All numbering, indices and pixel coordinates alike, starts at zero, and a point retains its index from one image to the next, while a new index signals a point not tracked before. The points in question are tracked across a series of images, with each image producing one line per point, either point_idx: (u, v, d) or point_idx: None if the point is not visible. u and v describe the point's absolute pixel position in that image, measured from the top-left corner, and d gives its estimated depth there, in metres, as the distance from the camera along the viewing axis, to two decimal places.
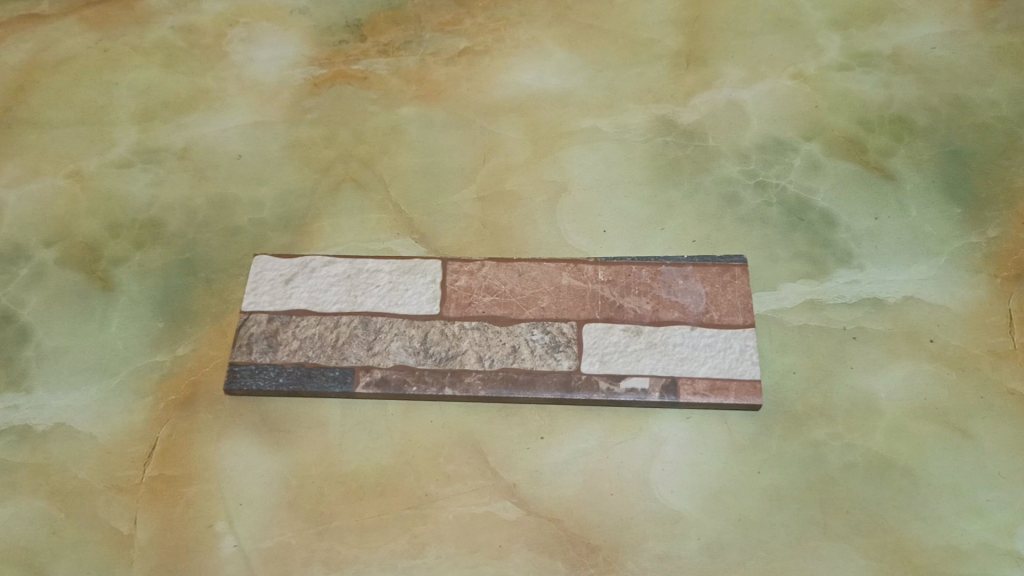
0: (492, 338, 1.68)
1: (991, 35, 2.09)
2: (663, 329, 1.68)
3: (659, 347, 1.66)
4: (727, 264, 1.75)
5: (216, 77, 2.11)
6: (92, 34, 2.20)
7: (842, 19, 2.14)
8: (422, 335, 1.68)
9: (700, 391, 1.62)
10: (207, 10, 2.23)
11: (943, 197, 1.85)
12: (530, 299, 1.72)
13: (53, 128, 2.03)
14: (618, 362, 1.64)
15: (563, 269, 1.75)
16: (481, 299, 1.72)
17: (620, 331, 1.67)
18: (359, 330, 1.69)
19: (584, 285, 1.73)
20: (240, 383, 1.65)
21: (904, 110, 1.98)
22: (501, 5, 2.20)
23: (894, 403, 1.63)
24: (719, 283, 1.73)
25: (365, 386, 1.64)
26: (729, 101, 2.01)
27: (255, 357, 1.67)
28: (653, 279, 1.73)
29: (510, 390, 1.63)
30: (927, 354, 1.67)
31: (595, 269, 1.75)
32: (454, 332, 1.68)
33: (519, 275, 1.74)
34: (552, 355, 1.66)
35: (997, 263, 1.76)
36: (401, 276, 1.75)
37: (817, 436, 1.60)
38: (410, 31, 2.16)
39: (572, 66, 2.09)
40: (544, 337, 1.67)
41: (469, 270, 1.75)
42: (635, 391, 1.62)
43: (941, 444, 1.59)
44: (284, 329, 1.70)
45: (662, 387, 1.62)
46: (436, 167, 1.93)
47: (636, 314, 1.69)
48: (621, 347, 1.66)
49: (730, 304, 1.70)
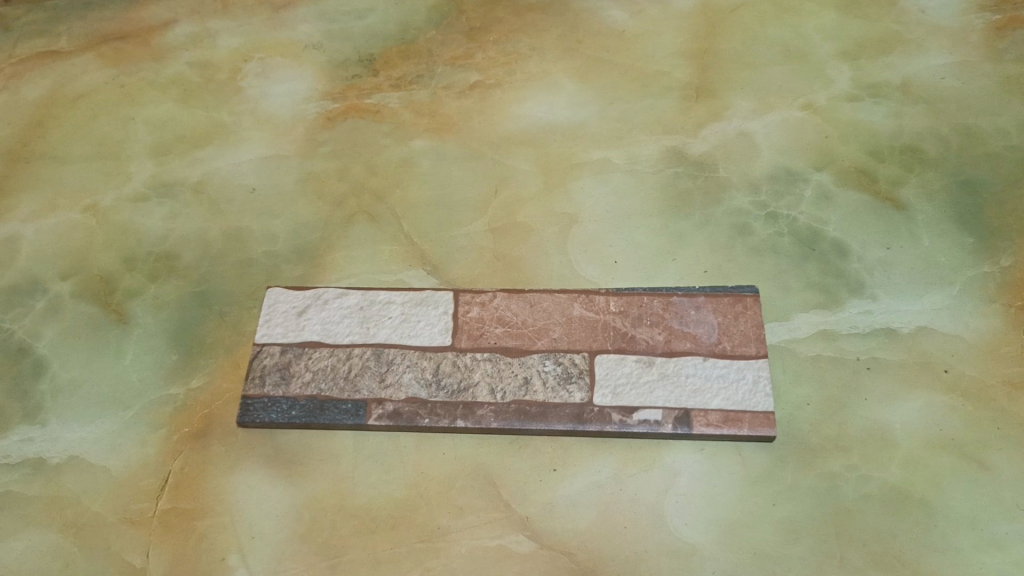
0: (504, 369, 1.68)
1: (1000, 64, 2.09)
2: (676, 359, 1.67)
3: (672, 378, 1.65)
4: (739, 295, 1.75)
5: (231, 112, 2.13)
6: (109, 70, 2.23)
7: (851, 50, 2.15)
8: (434, 366, 1.68)
9: (713, 422, 1.61)
10: (223, 46, 2.26)
11: (955, 226, 1.85)
12: (543, 330, 1.72)
13: (71, 163, 2.06)
14: (631, 394, 1.64)
15: (574, 300, 1.75)
16: (493, 330, 1.72)
17: (633, 362, 1.67)
18: (371, 362, 1.69)
19: (596, 316, 1.73)
20: (252, 416, 1.65)
21: (914, 140, 1.99)
22: (512, 40, 2.23)
23: (909, 433, 1.62)
24: (731, 313, 1.72)
25: (378, 418, 1.64)
26: (738, 132, 2.02)
27: (268, 390, 1.68)
28: (665, 309, 1.73)
29: (523, 422, 1.62)
30: (942, 385, 1.66)
31: (607, 300, 1.75)
32: (466, 364, 1.68)
33: (531, 306, 1.75)
34: (564, 387, 1.65)
35: (1011, 292, 1.75)
36: (414, 307, 1.76)
37: (833, 468, 1.59)
38: (422, 65, 2.19)
39: (582, 98, 2.11)
40: (556, 368, 1.67)
41: (481, 301, 1.76)
42: (648, 423, 1.61)
43: (958, 475, 1.57)
44: (297, 361, 1.70)
45: (675, 418, 1.61)
46: (447, 200, 1.95)
47: (649, 345, 1.69)
48: (633, 378, 1.65)
49: (742, 335, 1.70)
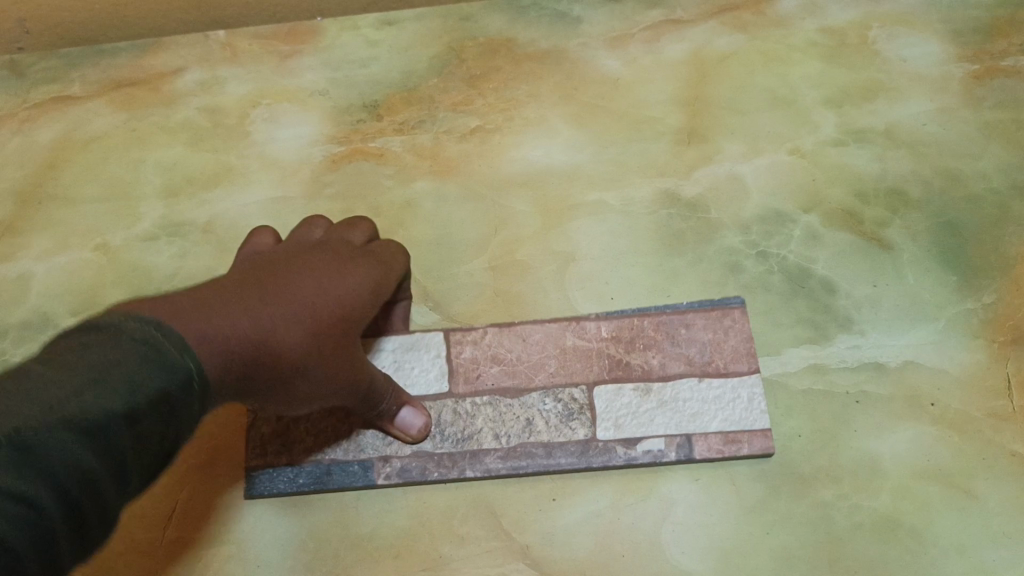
0: (505, 412, 1.73)
1: (980, 111, 2.17)
2: (672, 384, 1.73)
3: (669, 405, 1.72)
4: (727, 307, 1.82)
5: (239, 155, 2.21)
6: (121, 115, 2.30)
7: (836, 97, 2.23)
8: (436, 415, 1.73)
9: (715, 447, 1.67)
10: (230, 92, 2.33)
11: (939, 265, 1.92)
12: (539, 365, 1.77)
13: (83, 204, 2.14)
14: (632, 426, 1.70)
15: (565, 329, 1.80)
16: (489, 371, 1.76)
17: (631, 392, 1.73)
18: None
19: (588, 345, 1.78)
20: (259, 492, 1.67)
21: (898, 182, 2.06)
22: (510, 86, 2.30)
23: (897, 463, 1.66)
24: (720, 329, 1.79)
25: (387, 477, 1.67)
26: (729, 174, 2.09)
27: (270, 459, 1.69)
28: (656, 330, 1.79)
29: (531, 466, 1.67)
30: (928, 417, 1.71)
31: (598, 327, 1.80)
32: (467, 410, 1.73)
33: (524, 341, 1.80)
34: (567, 424, 1.71)
35: (994, 328, 1.81)
36: (406, 353, 1.78)
37: (826, 497, 1.64)
38: (423, 111, 2.26)
39: (578, 142, 2.18)
40: (556, 405, 1.73)
41: (472, 339, 1.80)
42: (652, 453, 1.67)
43: (947, 505, 1.62)
44: (294, 426, 1.72)
45: (677, 445, 1.68)
46: (449, 239, 2.03)
47: (643, 369, 1.75)
48: (633, 408, 1.72)
49: (734, 350, 1.76)
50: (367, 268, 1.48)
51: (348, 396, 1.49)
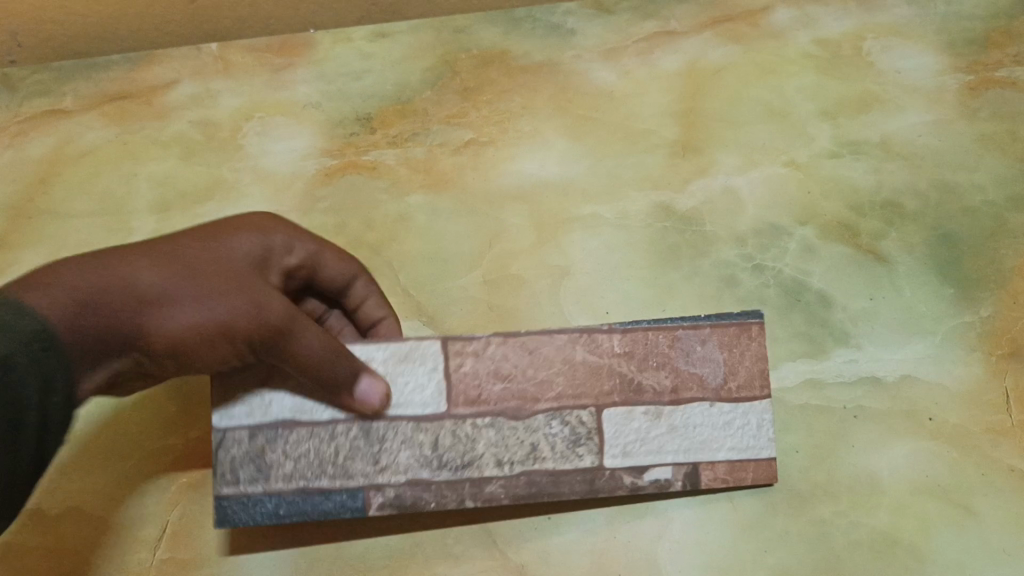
0: (508, 436, 1.66)
1: (976, 122, 2.16)
2: (682, 408, 1.68)
3: (680, 430, 1.68)
4: (745, 323, 1.69)
5: (232, 168, 2.20)
6: (113, 128, 2.28)
7: (831, 108, 2.22)
8: (433, 440, 1.65)
9: (721, 477, 1.68)
10: (224, 105, 2.30)
11: (935, 278, 1.91)
12: (545, 382, 1.66)
13: (74, 219, 2.16)
14: (640, 451, 1.67)
15: (575, 342, 1.68)
16: (492, 388, 1.66)
17: (641, 415, 1.68)
18: (359, 441, 1.64)
19: (599, 360, 1.67)
20: (235, 521, 1.62)
21: (893, 194, 2.06)
22: (505, 98, 2.28)
23: (897, 479, 1.68)
24: (738, 348, 1.69)
25: (379, 506, 1.65)
26: (724, 187, 2.08)
27: (246, 488, 1.62)
28: (671, 346, 1.70)
29: (535, 495, 1.65)
30: (926, 432, 1.72)
31: (610, 339, 1.67)
32: (466, 433, 1.66)
33: (530, 354, 1.66)
34: (574, 451, 1.66)
35: (991, 341, 1.81)
36: (399, 366, 1.64)
37: (822, 513, 1.67)
38: (417, 123, 2.25)
39: (573, 154, 2.17)
40: (564, 428, 1.66)
41: (473, 351, 1.66)
42: (658, 483, 1.67)
43: (945, 521, 1.65)
44: (271, 449, 1.63)
45: (684, 474, 1.67)
46: (443, 252, 2.05)
47: (654, 392, 1.67)
48: (642, 434, 1.67)
49: (747, 373, 1.69)
50: (255, 241, 1.67)
51: (255, 322, 1.49)
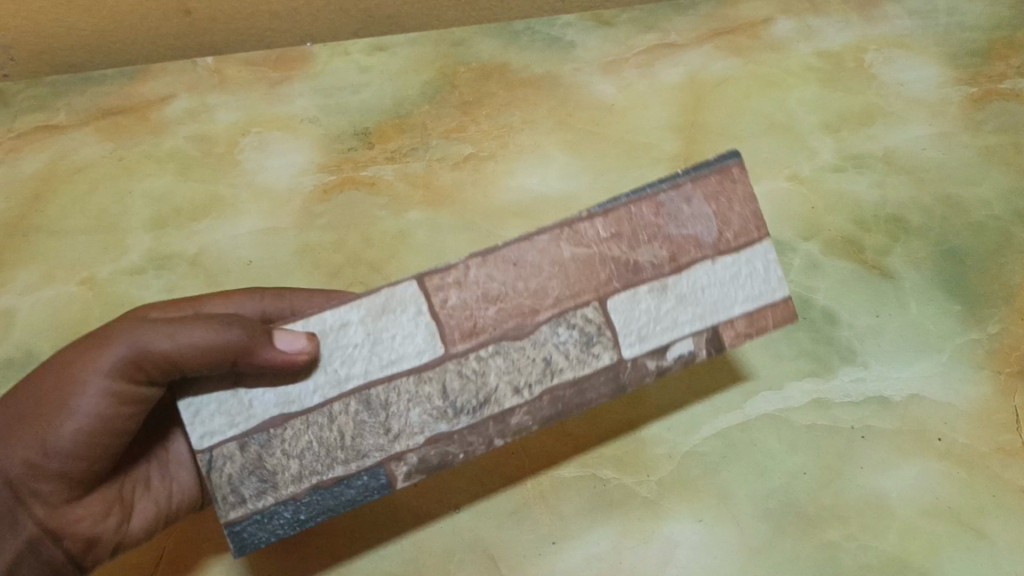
0: (517, 358, 1.29)
1: (980, 135, 2.15)
2: (687, 274, 1.33)
3: (691, 298, 1.34)
4: (721, 167, 1.33)
5: (228, 184, 2.16)
6: (107, 143, 2.23)
7: (833, 122, 2.20)
8: (441, 388, 1.28)
9: (743, 332, 1.36)
10: (221, 119, 2.27)
11: (942, 294, 1.89)
12: (538, 291, 1.29)
13: (67, 237, 2.08)
14: (657, 332, 1.33)
15: (558, 236, 1.29)
16: (485, 314, 1.28)
17: (647, 295, 1.32)
18: (364, 414, 1.26)
19: (588, 251, 1.30)
20: (256, 544, 1.24)
21: (898, 209, 2.04)
22: (505, 112, 2.27)
23: (904, 501, 1.63)
24: (722, 197, 1.33)
25: (407, 477, 1.28)
26: None
27: (252, 505, 1.24)
28: (657, 213, 1.31)
29: (565, 413, 1.31)
30: (935, 452, 1.68)
31: (591, 223, 1.30)
32: (474, 369, 1.28)
33: (517, 264, 1.28)
34: (588, 353, 1.31)
35: (1000, 359, 1.79)
36: (382, 322, 1.26)
37: (832, 537, 1.60)
38: (416, 138, 2.22)
39: (574, 169, 2.16)
40: (572, 333, 1.31)
41: (456, 280, 1.27)
42: (685, 359, 1.35)
43: (958, 545, 1.59)
44: (268, 453, 1.24)
45: (707, 342, 1.35)
46: None
47: (654, 266, 1.32)
48: (654, 313, 1.33)
49: (741, 219, 1.34)
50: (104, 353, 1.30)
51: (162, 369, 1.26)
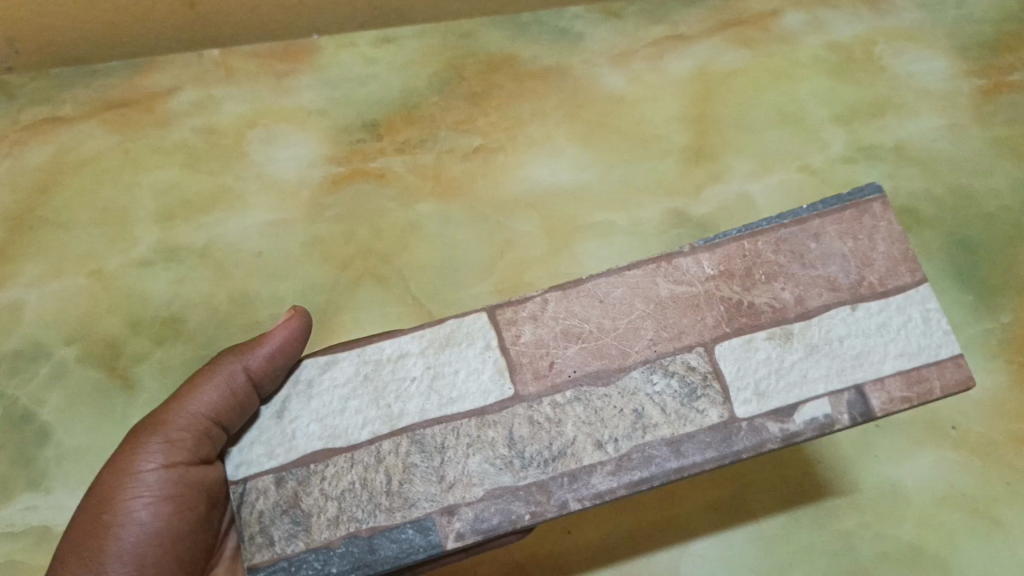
0: (599, 406, 1.27)
1: (989, 127, 2.17)
2: (818, 320, 1.30)
3: (822, 350, 1.30)
4: (861, 202, 1.36)
5: (237, 176, 2.15)
6: (114, 136, 2.18)
7: (844, 113, 2.20)
8: (506, 433, 1.26)
9: (900, 395, 1.28)
10: (228, 111, 2.22)
11: (952, 283, 1.93)
12: (630, 331, 1.31)
13: (74, 230, 2.08)
14: (779, 390, 1.28)
15: (654, 274, 1.33)
16: (563, 355, 1.30)
17: (766, 343, 1.30)
18: (416, 457, 1.25)
19: (692, 288, 1.32)
20: None
21: (910, 200, 2.06)
22: (514, 104, 2.24)
23: (920, 490, 1.69)
24: (860, 233, 1.35)
25: (457, 537, 1.22)
26: (738, 194, 2.10)
27: (280, 548, 1.21)
28: (776, 249, 1.34)
29: (653, 477, 1.23)
30: (951, 442, 1.74)
31: (698, 260, 1.34)
32: (549, 415, 1.27)
33: (604, 301, 1.32)
34: (690, 406, 1.27)
35: (1012, 349, 1.84)
36: (439, 355, 1.30)
37: (848, 526, 1.67)
38: (426, 130, 2.20)
39: (584, 162, 2.16)
40: (671, 382, 1.28)
41: (532, 314, 1.32)
42: (818, 422, 1.26)
43: (975, 536, 1.66)
44: (305, 492, 1.24)
45: (848, 405, 1.27)
46: (455, 260, 2.04)
47: (773, 309, 1.31)
48: (774, 366, 1.29)
49: (885, 261, 1.33)
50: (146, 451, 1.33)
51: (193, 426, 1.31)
